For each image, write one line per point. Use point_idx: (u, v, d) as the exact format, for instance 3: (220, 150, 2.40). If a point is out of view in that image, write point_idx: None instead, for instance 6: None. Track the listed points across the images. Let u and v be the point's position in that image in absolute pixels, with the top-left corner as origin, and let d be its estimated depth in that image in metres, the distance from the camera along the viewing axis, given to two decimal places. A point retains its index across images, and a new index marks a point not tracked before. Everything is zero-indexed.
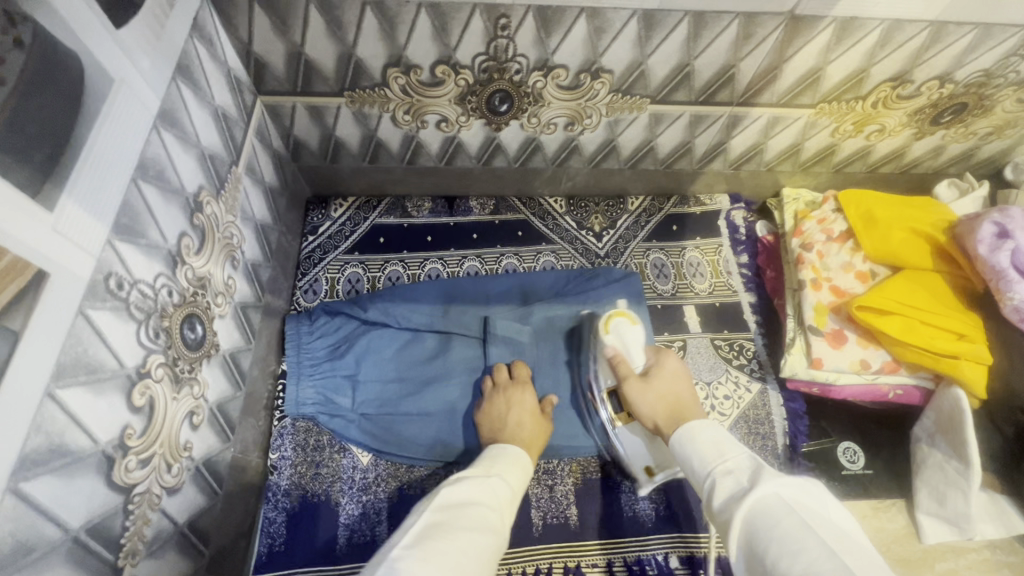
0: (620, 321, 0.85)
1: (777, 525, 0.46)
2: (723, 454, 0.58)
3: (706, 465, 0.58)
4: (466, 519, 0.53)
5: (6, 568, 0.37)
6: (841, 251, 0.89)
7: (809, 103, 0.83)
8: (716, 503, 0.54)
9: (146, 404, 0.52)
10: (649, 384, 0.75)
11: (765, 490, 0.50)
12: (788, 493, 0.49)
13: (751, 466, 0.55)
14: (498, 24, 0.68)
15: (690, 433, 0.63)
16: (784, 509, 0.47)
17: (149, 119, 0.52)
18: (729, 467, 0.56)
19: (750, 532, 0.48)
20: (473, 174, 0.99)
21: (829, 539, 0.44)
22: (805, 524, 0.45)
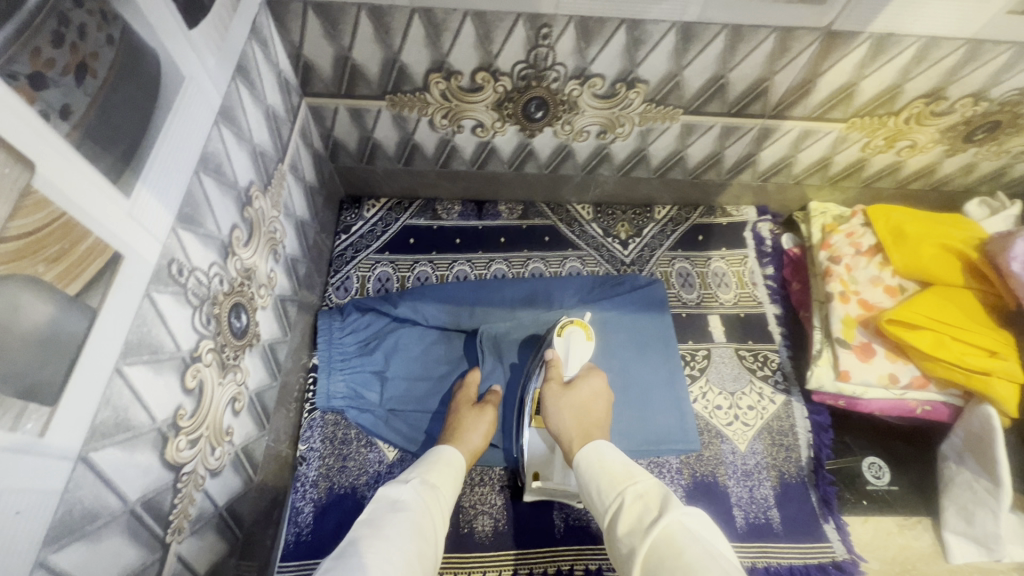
0: (576, 331, 0.85)
1: (680, 553, 0.49)
2: (631, 477, 0.61)
3: (613, 488, 0.61)
4: (391, 525, 0.57)
5: (74, 533, 0.39)
6: (869, 266, 0.89)
7: (841, 117, 0.84)
8: (619, 531, 0.56)
9: (196, 387, 0.54)
10: (568, 395, 0.78)
11: (671, 517, 0.52)
12: (690, 522, 0.52)
13: (658, 493, 0.57)
14: (540, 33, 0.70)
15: (599, 458, 0.66)
16: (687, 537, 0.50)
17: (211, 115, 0.55)
18: (637, 491, 0.59)
19: (652, 560, 0.51)
20: (504, 179, 1.00)
21: (724, 562, 0.47)
22: (707, 551, 0.48)
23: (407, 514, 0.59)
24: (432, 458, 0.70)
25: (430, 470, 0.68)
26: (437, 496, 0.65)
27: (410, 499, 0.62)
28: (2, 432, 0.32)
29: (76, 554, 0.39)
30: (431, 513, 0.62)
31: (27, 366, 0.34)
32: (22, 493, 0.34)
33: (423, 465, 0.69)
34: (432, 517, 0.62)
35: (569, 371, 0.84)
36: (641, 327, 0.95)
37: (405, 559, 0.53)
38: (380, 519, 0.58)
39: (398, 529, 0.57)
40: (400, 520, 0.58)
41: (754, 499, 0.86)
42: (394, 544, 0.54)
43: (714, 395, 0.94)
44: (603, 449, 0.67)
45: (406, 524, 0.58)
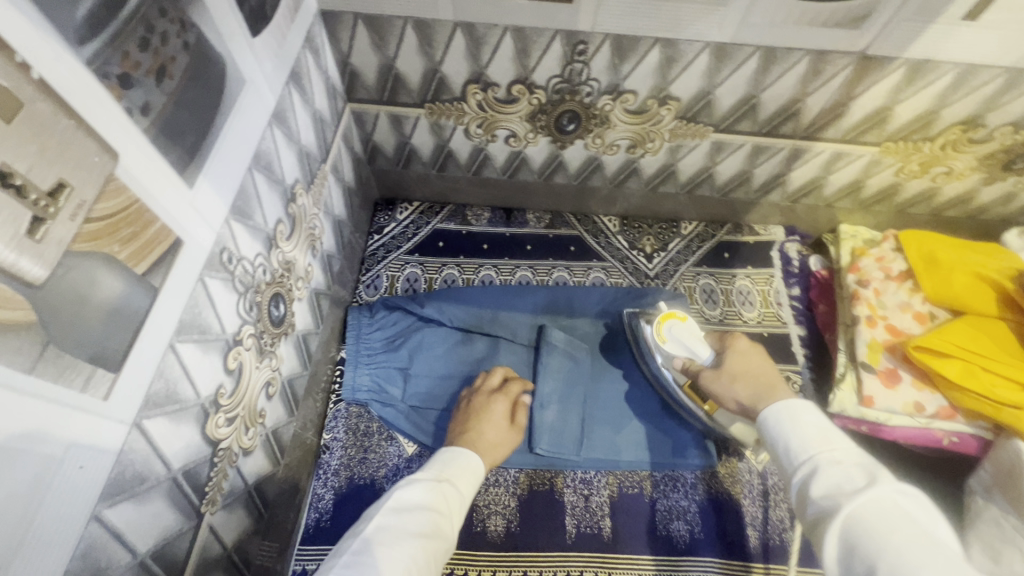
0: (672, 324, 0.79)
1: (900, 528, 0.45)
2: (830, 439, 0.55)
3: (807, 450, 0.55)
4: (414, 524, 0.61)
5: (124, 493, 0.42)
6: (899, 291, 0.88)
7: (873, 141, 0.84)
8: (815, 491, 0.52)
9: (236, 368, 0.58)
10: (721, 371, 0.73)
11: (886, 492, 0.48)
12: (907, 503, 0.48)
13: (863, 462, 0.52)
14: (576, 49, 0.73)
15: (793, 414, 0.59)
16: (901, 515, 0.46)
17: (265, 117, 0.59)
18: (836, 457, 0.54)
19: (862, 527, 0.47)
20: (533, 188, 1.03)
21: (947, 551, 0.44)
22: (925, 534, 0.45)
23: (433, 514, 0.63)
24: (452, 463, 0.72)
25: (452, 474, 0.70)
26: (459, 500, 0.67)
27: (437, 499, 0.65)
28: (74, 391, 0.36)
29: (125, 511, 0.43)
30: (450, 511, 0.65)
31: (99, 335, 0.38)
32: (86, 450, 0.38)
33: (445, 466, 0.71)
34: (451, 518, 0.65)
35: (700, 353, 0.77)
36: None
37: (421, 558, 0.57)
38: (402, 515, 0.61)
39: (418, 528, 0.60)
40: (425, 518, 0.62)
41: (768, 520, 0.85)
42: (414, 541, 0.58)
43: None
44: (790, 404, 0.61)
45: (429, 521, 0.62)
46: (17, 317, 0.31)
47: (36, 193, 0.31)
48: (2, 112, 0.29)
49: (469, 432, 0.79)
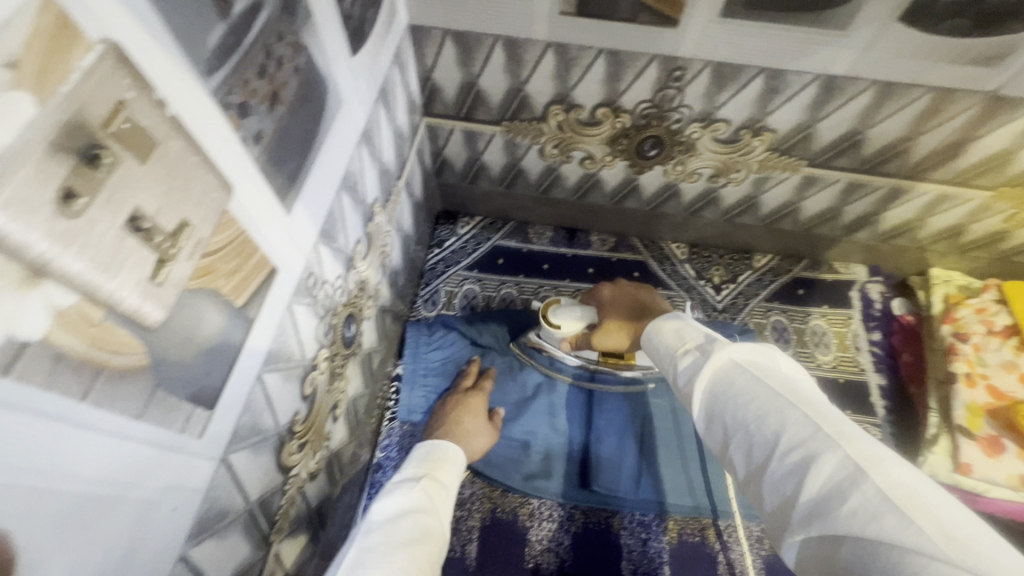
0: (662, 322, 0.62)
1: (734, 387, 0.48)
2: (686, 333, 0.58)
3: (670, 350, 0.58)
4: (401, 532, 0.51)
5: (207, 531, 0.41)
6: (1003, 348, 0.81)
7: (987, 185, 0.77)
8: (680, 379, 0.55)
9: (310, 393, 0.57)
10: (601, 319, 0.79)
11: (722, 356, 0.51)
12: (742, 353, 0.50)
13: (707, 340, 0.55)
14: (672, 75, 0.69)
15: (656, 328, 0.63)
16: (739, 369, 0.49)
17: (355, 136, 0.58)
18: (689, 347, 0.56)
19: (713, 400, 0.50)
20: (602, 211, 0.99)
21: (775, 383, 0.46)
22: (757, 376, 0.47)
23: (418, 519, 0.54)
24: (433, 455, 0.67)
25: (433, 467, 0.65)
26: (438, 488, 0.61)
27: (416, 499, 0.57)
28: (175, 432, 0.35)
29: (206, 548, 0.41)
30: (437, 507, 0.58)
31: (200, 373, 0.36)
32: (179, 490, 0.36)
33: (422, 459, 0.66)
34: (438, 515, 0.57)
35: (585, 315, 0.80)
36: None
37: (416, 566, 0.47)
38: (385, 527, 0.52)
39: (402, 536, 0.50)
40: (409, 522, 0.53)
41: None
42: (403, 549, 0.49)
43: None
44: (656, 321, 0.63)
45: (415, 527, 0.52)
46: (131, 364, 0.30)
47: (161, 235, 0.29)
48: (139, 153, 0.27)
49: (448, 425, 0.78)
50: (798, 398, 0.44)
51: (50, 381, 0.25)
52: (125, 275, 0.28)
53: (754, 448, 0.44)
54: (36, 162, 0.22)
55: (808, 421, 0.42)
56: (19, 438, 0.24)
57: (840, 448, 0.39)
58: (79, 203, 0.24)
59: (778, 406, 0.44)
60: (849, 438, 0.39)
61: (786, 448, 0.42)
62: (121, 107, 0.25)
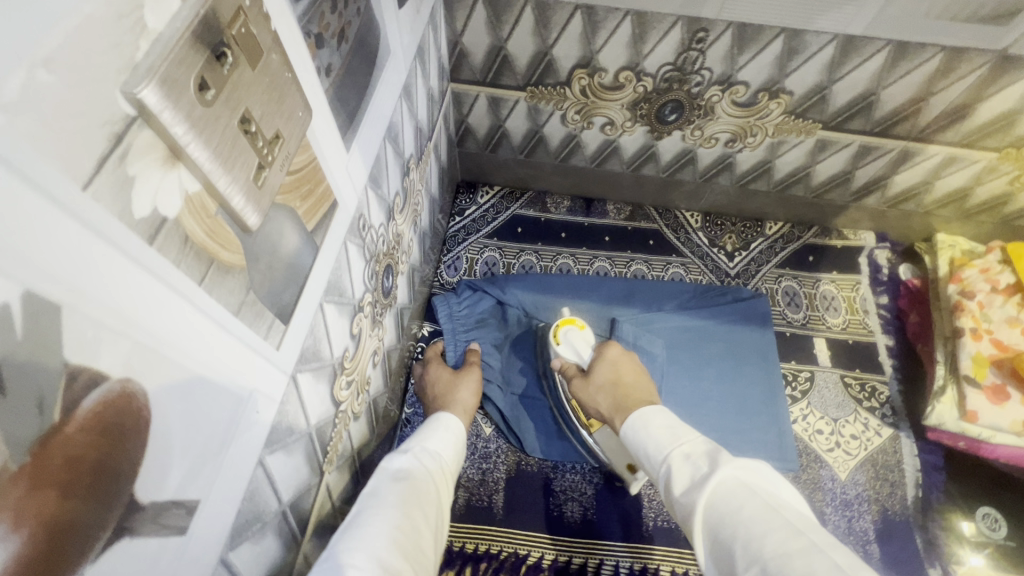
0: (647, 412, 0.62)
1: (741, 509, 0.45)
2: (679, 436, 0.56)
3: (662, 449, 0.56)
4: (398, 496, 0.54)
5: (278, 442, 0.44)
6: (1006, 305, 0.84)
7: (993, 146, 0.81)
8: (675, 491, 0.52)
9: (357, 334, 0.59)
10: (591, 381, 0.74)
11: (726, 471, 0.48)
12: (748, 475, 0.48)
13: (707, 448, 0.53)
14: (695, 37, 0.72)
15: (644, 420, 0.61)
16: (744, 490, 0.46)
17: (398, 90, 0.61)
18: (685, 450, 0.54)
19: (713, 520, 0.46)
20: (619, 179, 1.02)
21: (792, 517, 0.43)
22: (768, 506, 0.44)
23: (411, 482, 0.57)
24: (432, 426, 0.69)
25: (427, 439, 0.67)
26: (441, 468, 0.63)
27: (412, 466, 0.60)
28: (260, 339, 0.38)
29: (278, 460, 0.44)
30: (435, 479, 0.61)
31: (279, 287, 0.39)
32: (261, 396, 0.39)
33: (422, 433, 0.68)
34: (433, 484, 0.59)
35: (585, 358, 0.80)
36: (742, 341, 0.96)
37: (413, 525, 0.51)
38: (385, 489, 0.55)
39: (401, 496, 0.54)
40: (405, 485, 0.56)
41: (852, 531, 0.82)
42: (401, 510, 0.52)
43: (816, 419, 0.90)
44: (645, 415, 0.61)
45: (410, 488, 0.56)
46: (233, 261, 0.33)
47: (262, 140, 0.32)
48: (250, 59, 0.30)
49: (438, 397, 0.80)
50: (822, 537, 0.41)
51: (179, 259, 0.28)
52: (236, 172, 0.30)
53: None
54: (186, 47, 0.25)
55: (836, 572, 0.37)
56: (155, 308, 0.27)
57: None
58: (210, 94, 0.27)
59: (798, 548, 0.40)
60: None
61: None
62: (240, 13, 0.28)
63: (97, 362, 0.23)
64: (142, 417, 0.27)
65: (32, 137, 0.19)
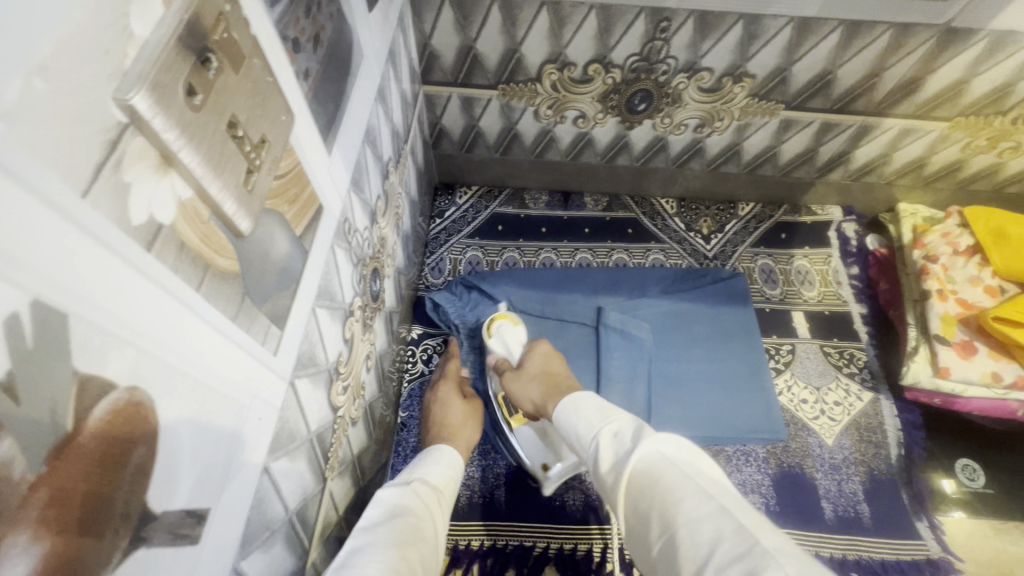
0: (576, 398, 0.63)
1: (660, 480, 0.47)
2: (608, 415, 0.58)
3: (592, 429, 0.58)
4: (392, 534, 0.52)
5: (282, 450, 0.44)
6: (968, 265, 0.89)
7: (945, 116, 0.85)
8: (603, 469, 0.53)
9: (350, 338, 0.59)
10: (523, 372, 0.78)
11: (649, 447, 0.50)
12: (669, 448, 0.49)
13: (634, 425, 0.55)
14: (659, 27, 0.74)
15: (575, 405, 0.63)
16: (664, 463, 0.48)
17: (373, 93, 0.61)
18: (614, 428, 0.56)
19: (636, 492, 0.48)
20: (594, 171, 1.04)
21: (707, 484, 0.45)
22: (683, 475, 0.46)
23: (406, 519, 0.55)
24: (428, 458, 0.69)
25: (427, 470, 0.66)
26: (439, 500, 0.62)
27: (408, 501, 0.58)
28: (258, 344, 0.38)
29: (282, 467, 0.44)
30: (433, 514, 0.59)
31: (273, 292, 0.39)
32: (262, 403, 0.39)
33: (421, 464, 0.67)
34: (431, 520, 0.58)
35: (513, 354, 0.85)
36: (725, 319, 0.98)
37: (411, 564, 0.49)
38: (378, 528, 0.53)
39: (397, 534, 0.52)
40: (401, 522, 0.54)
41: (842, 493, 0.85)
42: (395, 550, 0.50)
43: (800, 389, 0.94)
44: (572, 400, 0.64)
45: (405, 526, 0.54)
46: (228, 266, 0.33)
47: (250, 145, 0.32)
48: (234, 64, 0.30)
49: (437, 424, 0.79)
50: (734, 502, 0.43)
51: (177, 267, 0.28)
52: (228, 176, 0.30)
53: (682, 552, 0.41)
54: (172, 54, 0.25)
55: (743, 532, 0.40)
56: (172, 326, 0.28)
57: (779, 563, 0.36)
58: (198, 100, 0.27)
59: (709, 512, 0.42)
60: (784, 556, 0.37)
61: (721, 562, 0.38)
62: (222, 18, 0.28)
63: (105, 371, 0.23)
64: (150, 427, 0.27)
65: (28, 143, 0.19)
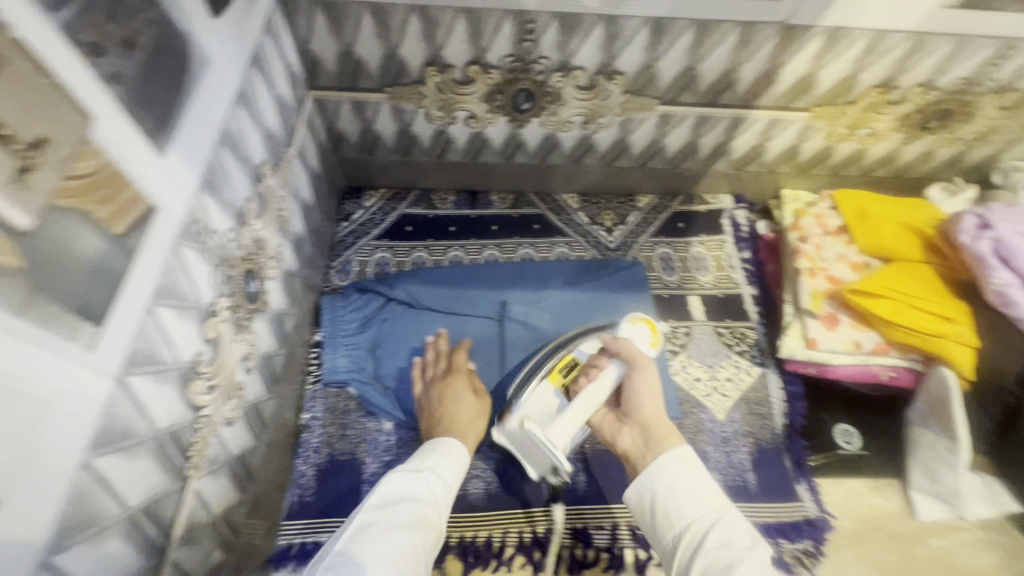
0: (674, 458, 0.64)
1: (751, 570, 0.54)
2: (716, 496, 0.61)
3: (687, 516, 0.60)
4: (397, 519, 0.63)
5: (111, 446, 0.44)
6: (836, 244, 0.96)
7: (804, 106, 0.92)
8: (694, 562, 0.57)
9: (214, 338, 0.60)
10: (644, 369, 0.76)
11: (733, 541, 0.57)
12: (737, 528, 0.58)
13: (716, 513, 0.60)
14: (525, 28, 0.78)
15: (687, 467, 0.63)
16: (750, 555, 0.56)
17: (230, 96, 0.62)
18: (707, 519, 0.59)
19: None
20: (495, 170, 1.07)
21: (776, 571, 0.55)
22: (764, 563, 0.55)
23: (411, 504, 0.65)
24: (437, 446, 0.75)
25: (442, 462, 0.73)
26: (446, 487, 0.71)
27: (419, 489, 0.68)
28: (63, 340, 0.38)
29: (113, 463, 0.45)
30: (438, 500, 0.69)
31: (83, 290, 0.40)
32: (75, 399, 0.40)
33: (432, 453, 0.74)
34: (434, 505, 0.68)
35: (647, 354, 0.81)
36: (624, 306, 1.03)
37: (410, 548, 0.60)
38: (388, 514, 0.63)
39: (403, 522, 0.63)
40: (406, 510, 0.65)
41: (731, 464, 0.90)
42: (397, 536, 0.61)
43: (694, 368, 0.98)
44: (664, 462, 0.64)
45: (412, 514, 0.64)
46: (4, 261, 0.34)
47: (19, 144, 0.34)
48: None
49: (446, 421, 0.82)
50: None
51: None
52: None
53: None
54: None
55: None
56: None
57: None
58: None
59: None
60: None
61: None
62: None
63: None
64: None
65: None
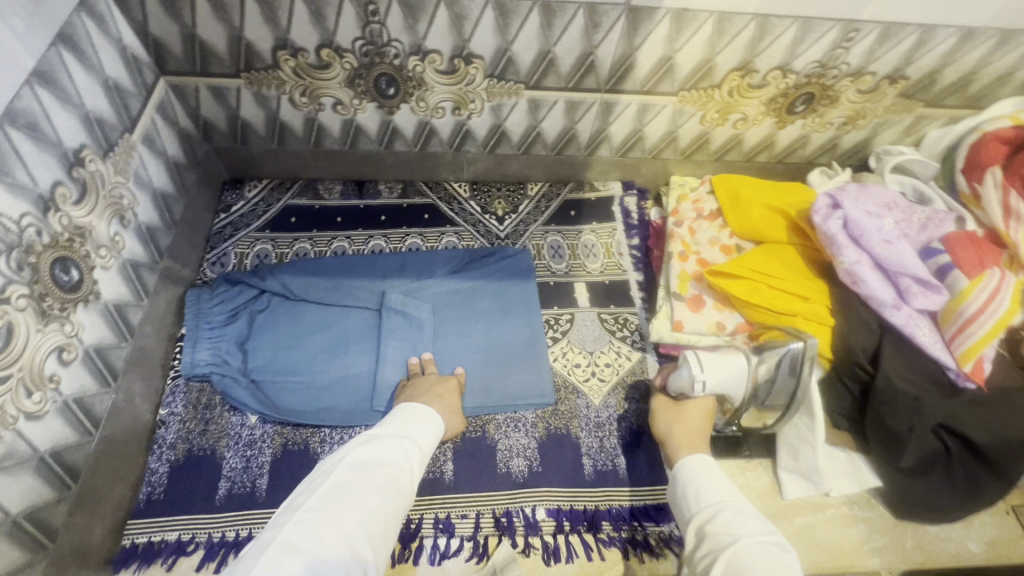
0: (688, 461, 0.73)
1: (745, 549, 0.58)
2: (730, 493, 0.67)
3: (700, 504, 0.67)
4: (374, 480, 0.63)
5: None
6: (710, 228, 0.99)
7: (670, 91, 0.92)
8: (703, 544, 0.63)
9: (3, 326, 0.58)
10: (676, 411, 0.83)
11: (741, 529, 0.61)
12: (745, 520, 0.62)
13: (724, 505, 0.66)
14: (368, 10, 0.77)
15: (699, 465, 0.72)
16: (745, 536, 0.60)
17: (22, 74, 0.58)
18: (714, 507, 0.66)
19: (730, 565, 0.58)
20: (378, 158, 1.06)
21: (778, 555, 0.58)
22: (767, 549, 0.58)
23: (390, 468, 0.66)
24: (421, 418, 0.76)
25: (415, 432, 0.74)
26: (420, 454, 0.72)
27: (397, 454, 0.68)
28: None
29: None
30: (412, 466, 0.69)
31: None
32: None
33: (411, 423, 0.75)
34: (408, 472, 0.68)
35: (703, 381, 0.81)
36: (509, 294, 1.02)
37: (382, 511, 0.60)
38: (363, 474, 0.63)
39: (376, 484, 0.63)
40: (382, 473, 0.64)
41: (602, 449, 0.90)
42: (368, 498, 0.60)
43: (574, 354, 0.98)
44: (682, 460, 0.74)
45: (387, 477, 0.64)
46: None
47: None
48: None
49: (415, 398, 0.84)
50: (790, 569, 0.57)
51: None
52: None
53: None
54: None
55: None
56: None
57: None
58: None
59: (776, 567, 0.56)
60: None
61: None
62: None
63: None
64: None
65: None
